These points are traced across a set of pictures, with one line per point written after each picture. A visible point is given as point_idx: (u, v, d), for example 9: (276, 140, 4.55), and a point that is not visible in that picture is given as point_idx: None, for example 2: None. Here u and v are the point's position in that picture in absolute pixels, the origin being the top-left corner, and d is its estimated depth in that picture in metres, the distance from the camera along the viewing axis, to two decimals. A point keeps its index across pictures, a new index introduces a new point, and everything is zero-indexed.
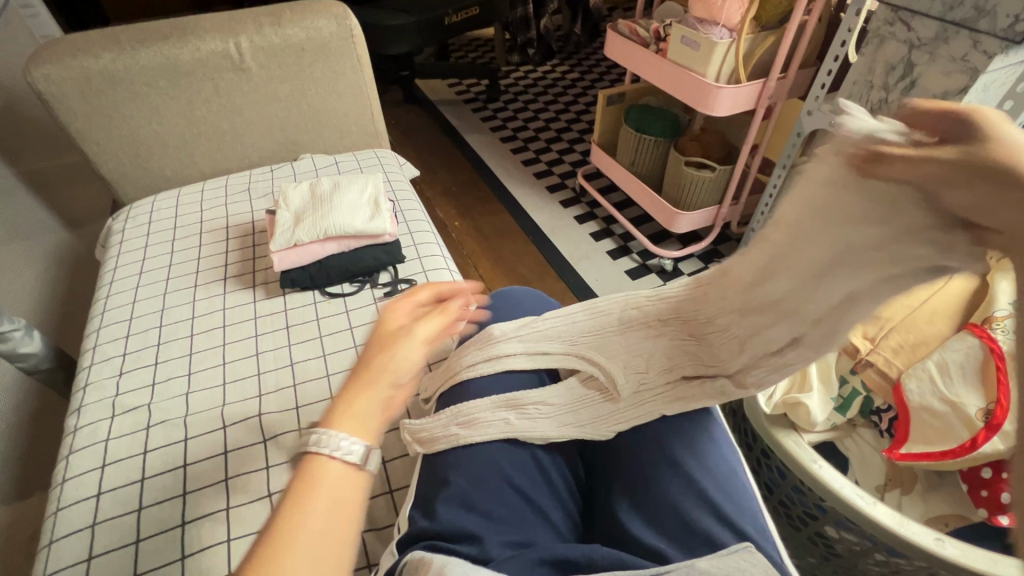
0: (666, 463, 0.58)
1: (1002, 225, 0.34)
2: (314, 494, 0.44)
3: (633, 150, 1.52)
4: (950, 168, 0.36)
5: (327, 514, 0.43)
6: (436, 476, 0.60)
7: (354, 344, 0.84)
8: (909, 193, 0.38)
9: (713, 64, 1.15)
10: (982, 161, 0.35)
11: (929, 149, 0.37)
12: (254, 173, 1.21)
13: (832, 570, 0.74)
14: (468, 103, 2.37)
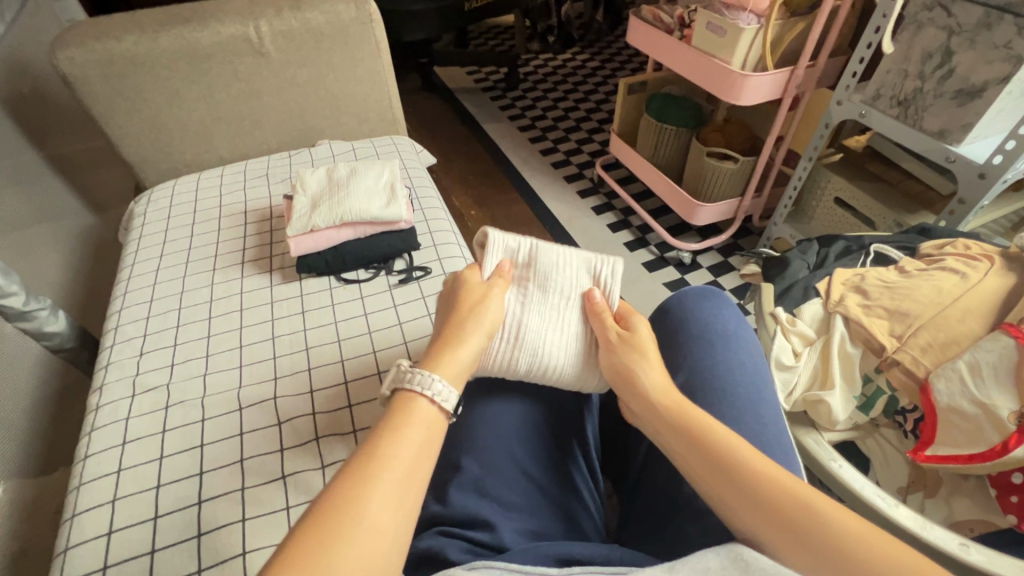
0: None
1: (670, 395, 0.56)
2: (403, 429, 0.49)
3: (653, 139, 1.49)
4: (645, 358, 0.59)
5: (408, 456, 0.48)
6: (447, 459, 0.60)
7: (368, 331, 0.84)
8: (638, 388, 0.58)
9: (739, 51, 1.12)
10: (647, 350, 0.60)
11: (636, 345, 0.61)
12: (272, 158, 1.22)
13: None
14: (486, 91, 2.35)
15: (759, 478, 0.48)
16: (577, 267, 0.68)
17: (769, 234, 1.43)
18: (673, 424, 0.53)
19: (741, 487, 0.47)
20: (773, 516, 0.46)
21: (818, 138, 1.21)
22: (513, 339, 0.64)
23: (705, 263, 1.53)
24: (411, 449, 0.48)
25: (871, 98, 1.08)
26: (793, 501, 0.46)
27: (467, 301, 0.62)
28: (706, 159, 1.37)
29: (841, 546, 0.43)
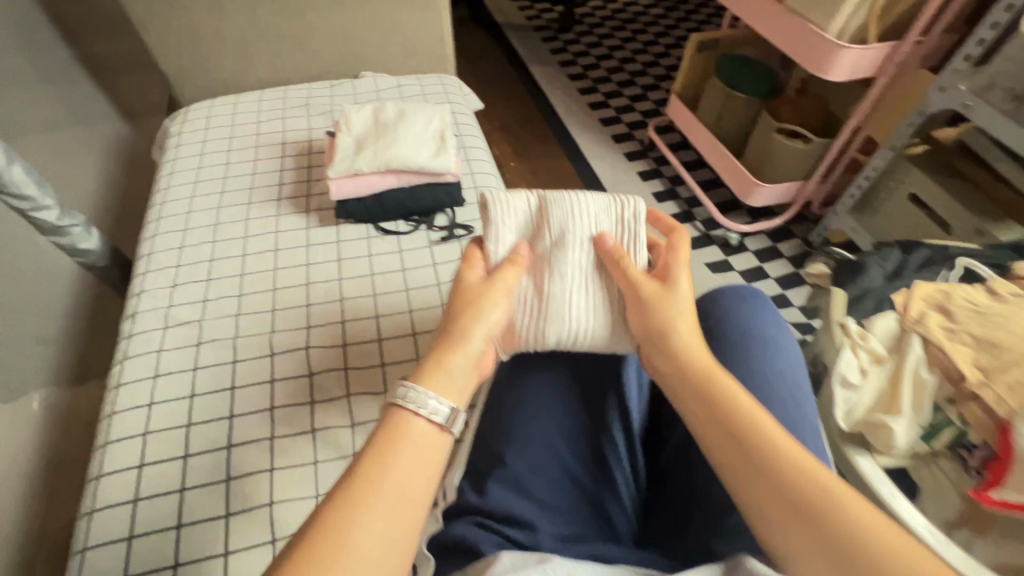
0: None
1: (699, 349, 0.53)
2: (400, 452, 0.45)
3: (719, 106, 1.37)
4: (683, 306, 0.55)
5: (403, 485, 0.43)
6: (490, 449, 0.58)
7: (405, 289, 0.81)
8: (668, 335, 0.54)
9: (840, 17, 0.99)
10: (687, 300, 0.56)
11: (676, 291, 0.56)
12: (314, 87, 1.15)
13: None
14: (538, 30, 2.18)
15: (757, 442, 0.46)
16: (589, 211, 0.61)
17: (828, 224, 1.36)
18: (679, 370, 0.52)
19: (763, 476, 0.44)
20: (756, 477, 0.44)
21: (908, 126, 1.09)
22: (536, 312, 0.59)
23: (752, 247, 1.45)
24: (405, 473, 0.44)
25: (982, 88, 0.96)
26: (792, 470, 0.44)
27: (472, 290, 0.56)
28: (775, 135, 1.26)
29: (849, 546, 0.39)
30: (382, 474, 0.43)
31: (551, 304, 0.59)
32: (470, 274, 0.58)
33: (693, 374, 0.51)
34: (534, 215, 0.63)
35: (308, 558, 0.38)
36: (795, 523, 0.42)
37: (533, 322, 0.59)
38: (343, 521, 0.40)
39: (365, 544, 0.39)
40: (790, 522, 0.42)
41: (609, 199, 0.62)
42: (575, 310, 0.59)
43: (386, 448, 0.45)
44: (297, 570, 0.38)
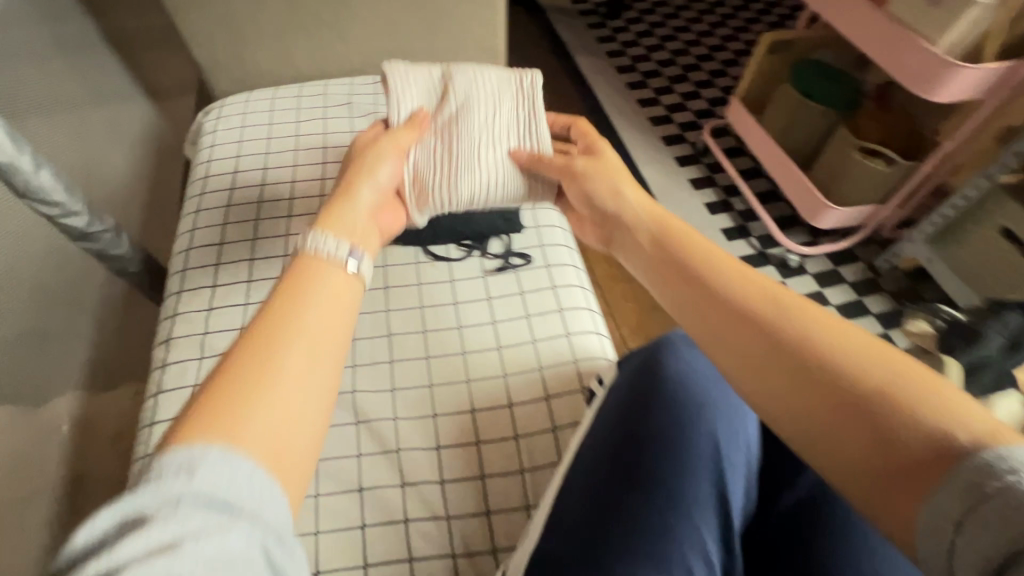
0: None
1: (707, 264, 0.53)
2: (312, 290, 0.46)
3: (791, 116, 1.26)
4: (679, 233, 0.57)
5: (319, 316, 0.45)
6: (577, 530, 0.51)
7: (458, 327, 0.73)
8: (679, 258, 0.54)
9: (955, 31, 0.88)
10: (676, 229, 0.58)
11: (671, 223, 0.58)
12: (356, 82, 1.07)
13: None
14: (584, 15, 2.05)
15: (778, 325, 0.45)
16: (495, 82, 0.74)
17: (899, 251, 1.25)
18: (695, 275, 0.52)
19: (810, 382, 0.43)
20: (820, 392, 0.42)
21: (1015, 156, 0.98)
22: (445, 164, 0.69)
23: (812, 269, 1.35)
24: (319, 310, 0.45)
25: None
26: (813, 345, 0.44)
27: (369, 151, 0.63)
28: (855, 154, 1.15)
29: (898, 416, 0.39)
30: (300, 307, 0.44)
31: (463, 164, 0.69)
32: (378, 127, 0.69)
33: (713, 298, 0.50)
34: (439, 87, 0.74)
35: (231, 387, 0.39)
36: (838, 411, 0.41)
37: (453, 171, 0.69)
38: (269, 355, 0.41)
39: (288, 362, 0.41)
40: (849, 418, 0.40)
41: (509, 75, 0.75)
42: (486, 172, 0.69)
43: (306, 288, 0.47)
44: (221, 387, 0.39)
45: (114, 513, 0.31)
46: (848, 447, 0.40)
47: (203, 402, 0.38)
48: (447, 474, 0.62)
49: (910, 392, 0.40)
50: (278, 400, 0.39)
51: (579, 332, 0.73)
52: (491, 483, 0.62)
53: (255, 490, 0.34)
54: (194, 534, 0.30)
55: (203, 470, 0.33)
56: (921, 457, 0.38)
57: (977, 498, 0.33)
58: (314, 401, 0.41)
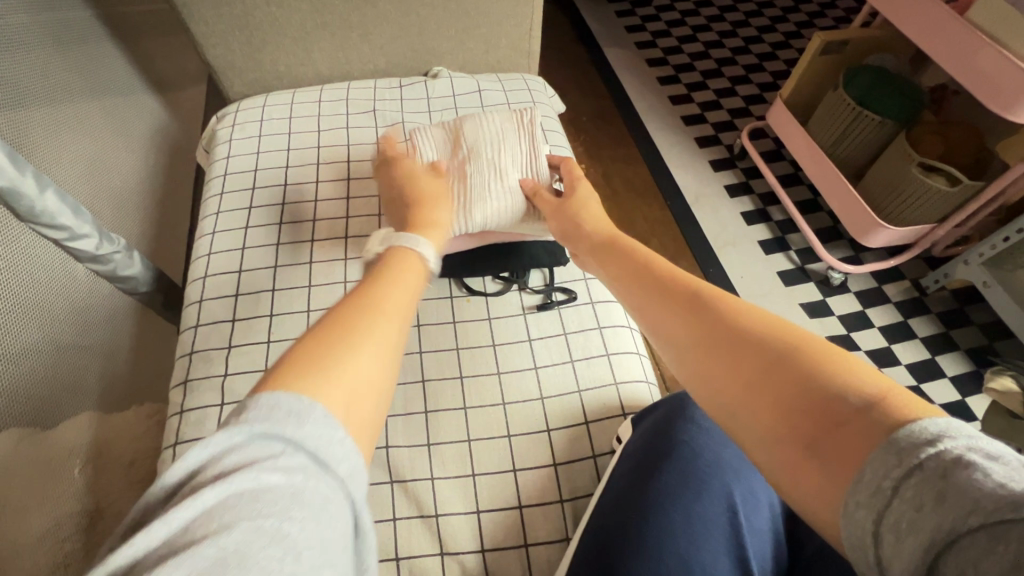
0: None
1: (670, 272, 0.55)
2: (402, 275, 0.52)
3: (843, 125, 1.17)
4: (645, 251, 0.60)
5: (400, 296, 0.49)
6: None
7: (498, 371, 0.68)
8: (644, 268, 0.57)
9: None
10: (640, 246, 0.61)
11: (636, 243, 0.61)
12: (380, 86, 0.99)
13: None
14: (612, 2, 1.93)
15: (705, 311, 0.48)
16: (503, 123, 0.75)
17: (950, 272, 1.18)
18: (641, 274, 0.56)
19: (736, 366, 0.42)
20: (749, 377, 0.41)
21: None
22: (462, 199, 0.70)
23: (854, 287, 1.28)
24: (400, 294, 0.49)
25: None
26: (735, 325, 0.45)
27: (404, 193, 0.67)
28: (914, 170, 1.06)
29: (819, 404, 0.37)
30: (390, 295, 0.48)
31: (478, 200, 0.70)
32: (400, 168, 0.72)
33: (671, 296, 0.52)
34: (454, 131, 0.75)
35: (318, 342, 0.40)
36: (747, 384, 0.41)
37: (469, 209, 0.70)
38: (348, 327, 0.43)
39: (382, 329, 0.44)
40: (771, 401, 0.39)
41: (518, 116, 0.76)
42: (499, 206, 0.71)
43: (387, 280, 0.50)
44: (312, 348, 0.40)
45: (226, 441, 0.31)
46: (754, 418, 0.40)
47: (293, 357, 0.39)
48: (489, 542, 0.57)
49: (831, 368, 0.38)
50: (363, 372, 0.40)
51: (628, 381, 0.68)
52: (536, 552, 0.57)
53: (344, 455, 0.34)
54: (301, 486, 0.31)
55: (311, 419, 0.34)
56: (839, 422, 0.35)
57: (904, 468, 0.30)
58: (384, 382, 0.42)
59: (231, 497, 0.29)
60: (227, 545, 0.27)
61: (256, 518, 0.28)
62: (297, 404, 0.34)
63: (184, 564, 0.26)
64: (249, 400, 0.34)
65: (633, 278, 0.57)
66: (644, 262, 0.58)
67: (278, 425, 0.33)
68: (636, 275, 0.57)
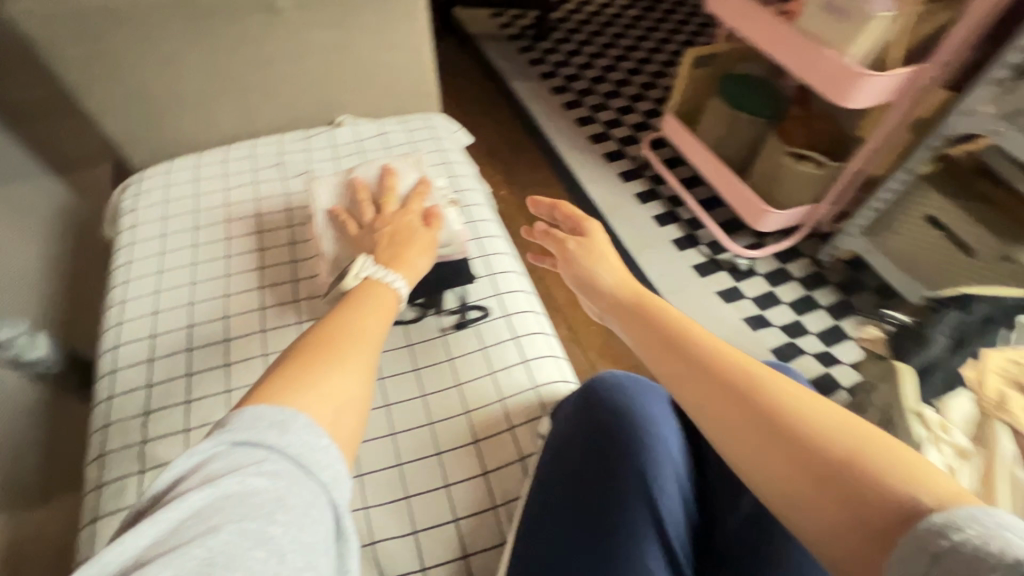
0: None
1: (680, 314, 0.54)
2: (362, 302, 0.56)
3: (723, 127, 1.30)
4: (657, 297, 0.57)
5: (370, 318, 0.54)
6: None
7: (422, 393, 0.70)
8: (656, 312, 0.55)
9: (859, 43, 0.93)
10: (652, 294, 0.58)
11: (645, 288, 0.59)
12: (285, 139, 1.03)
13: None
14: (513, 40, 2.07)
15: (740, 383, 0.43)
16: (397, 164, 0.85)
17: (837, 245, 1.30)
18: (645, 318, 0.55)
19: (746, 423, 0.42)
20: (757, 433, 0.41)
21: (928, 149, 1.04)
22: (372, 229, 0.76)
23: (762, 270, 1.39)
24: (370, 317, 0.54)
25: (1010, 113, 0.91)
26: (775, 406, 0.41)
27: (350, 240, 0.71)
28: (785, 160, 1.19)
29: (836, 470, 0.37)
30: (355, 322, 0.53)
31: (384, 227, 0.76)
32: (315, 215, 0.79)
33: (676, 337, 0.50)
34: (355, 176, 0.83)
35: (301, 363, 0.46)
36: (796, 473, 0.38)
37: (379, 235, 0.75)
38: (318, 349, 0.48)
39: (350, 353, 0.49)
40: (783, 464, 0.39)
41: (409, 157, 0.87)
42: None
43: (356, 307, 0.55)
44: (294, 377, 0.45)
45: (212, 449, 0.38)
46: (807, 514, 0.37)
47: (269, 378, 0.45)
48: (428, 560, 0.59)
49: (835, 430, 0.39)
50: (328, 388, 0.45)
51: (547, 383, 0.72)
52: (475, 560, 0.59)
53: (331, 461, 0.40)
54: (283, 491, 0.37)
55: (291, 428, 0.40)
56: (854, 490, 0.35)
57: (933, 552, 0.30)
58: (355, 395, 0.46)
59: (216, 501, 0.35)
60: (210, 549, 0.32)
61: (242, 520, 0.34)
62: (278, 423, 0.40)
63: (178, 558, 0.31)
64: (233, 414, 0.41)
65: (645, 322, 0.55)
66: (657, 303, 0.56)
67: (265, 435, 0.39)
68: (650, 320, 0.55)
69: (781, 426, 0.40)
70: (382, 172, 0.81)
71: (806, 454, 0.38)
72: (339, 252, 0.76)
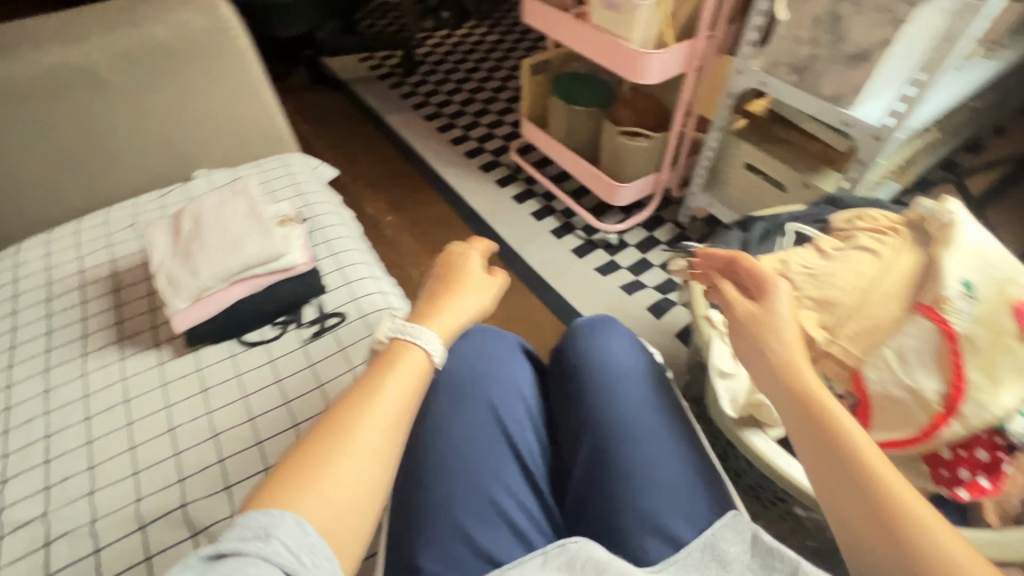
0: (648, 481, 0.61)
1: (790, 342, 0.55)
2: (390, 375, 0.54)
3: (566, 121, 1.44)
4: (796, 323, 0.58)
5: (401, 396, 0.53)
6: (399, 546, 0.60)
7: (286, 401, 0.75)
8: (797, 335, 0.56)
9: (636, 29, 1.08)
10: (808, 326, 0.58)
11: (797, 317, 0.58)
12: (139, 201, 1.05)
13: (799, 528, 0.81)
14: (384, 79, 2.18)
15: (844, 445, 0.48)
16: (226, 189, 0.84)
17: (688, 205, 1.45)
18: (758, 344, 0.56)
19: (832, 457, 0.48)
20: (838, 466, 0.47)
21: (725, 108, 1.21)
22: (216, 255, 0.76)
23: (633, 241, 1.52)
24: (394, 398, 0.52)
25: (769, 67, 1.08)
26: (861, 459, 0.47)
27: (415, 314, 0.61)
28: (618, 139, 1.34)
29: (901, 517, 0.44)
30: (383, 393, 0.52)
31: (223, 251, 0.76)
32: (158, 258, 0.78)
33: (775, 368, 0.54)
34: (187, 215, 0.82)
35: (311, 457, 0.47)
36: (874, 530, 0.44)
37: (221, 259, 0.76)
38: (335, 433, 0.49)
39: (367, 439, 0.49)
40: (858, 508, 0.45)
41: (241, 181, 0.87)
42: (250, 247, 0.77)
43: (382, 372, 0.54)
44: (306, 473, 0.47)
45: (208, 556, 0.41)
46: (871, 564, 0.44)
47: (287, 466, 0.47)
48: None
49: (896, 485, 0.45)
50: (333, 485, 0.46)
51: None
52: None
53: (317, 559, 0.43)
54: None
55: (277, 532, 0.42)
56: (897, 540, 0.43)
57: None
58: (355, 486, 0.47)
59: None
60: None
61: None
62: (282, 540, 0.42)
63: None
64: (240, 516, 0.44)
65: (761, 349, 0.56)
66: (783, 327, 0.56)
67: (246, 545, 0.41)
68: (784, 343, 0.55)
69: (860, 468, 0.47)
70: (213, 206, 0.81)
71: (877, 498, 0.45)
72: (185, 287, 0.74)
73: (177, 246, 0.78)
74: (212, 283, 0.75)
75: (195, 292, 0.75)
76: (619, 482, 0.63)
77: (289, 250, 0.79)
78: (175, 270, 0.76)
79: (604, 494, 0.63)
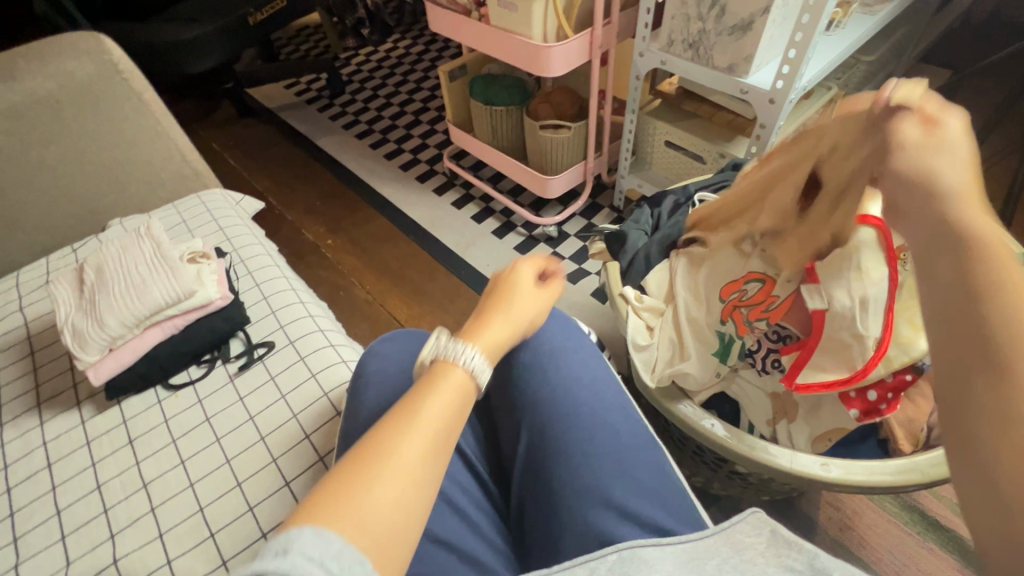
0: (580, 456, 0.60)
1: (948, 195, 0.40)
2: (440, 392, 0.50)
3: (489, 123, 1.45)
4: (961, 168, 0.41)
5: (445, 413, 0.48)
6: None
7: (217, 439, 0.73)
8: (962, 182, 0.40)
9: (535, 25, 1.10)
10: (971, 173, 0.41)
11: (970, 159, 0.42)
12: (50, 259, 1.01)
13: (744, 484, 0.83)
14: (310, 103, 2.15)
15: (989, 302, 0.34)
16: (133, 234, 0.83)
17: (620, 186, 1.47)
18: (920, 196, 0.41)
19: (959, 324, 0.35)
20: (966, 336, 0.34)
21: (634, 90, 1.25)
22: (121, 301, 0.74)
23: (572, 231, 1.54)
24: (438, 416, 0.48)
25: (667, 45, 1.12)
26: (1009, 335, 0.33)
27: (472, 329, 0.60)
28: (540, 133, 1.35)
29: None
30: (424, 411, 0.47)
31: (129, 295, 0.75)
32: (64, 313, 0.76)
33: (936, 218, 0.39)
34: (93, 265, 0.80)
35: (349, 472, 0.43)
36: (983, 426, 0.32)
37: (128, 304, 0.74)
38: (373, 447, 0.44)
39: (408, 456, 0.44)
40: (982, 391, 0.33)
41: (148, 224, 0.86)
42: (157, 288, 0.75)
43: (426, 386, 0.50)
44: (338, 488, 0.42)
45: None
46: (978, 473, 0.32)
47: (326, 479, 0.43)
48: None
49: None
50: (372, 504, 0.41)
51: (336, 387, 0.78)
52: None
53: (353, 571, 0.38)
54: None
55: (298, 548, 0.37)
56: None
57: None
58: (398, 507, 0.42)
59: None
60: None
61: None
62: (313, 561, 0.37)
63: None
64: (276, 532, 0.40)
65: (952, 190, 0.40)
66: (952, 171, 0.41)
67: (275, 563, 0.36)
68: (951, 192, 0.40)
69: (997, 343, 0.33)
70: (118, 253, 0.80)
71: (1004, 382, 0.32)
72: (92, 339, 0.72)
73: (83, 300, 0.76)
74: (123, 331, 0.73)
75: (106, 342, 0.73)
76: (561, 461, 0.61)
77: (202, 286, 0.78)
78: (81, 321, 0.74)
79: (548, 472, 0.61)
